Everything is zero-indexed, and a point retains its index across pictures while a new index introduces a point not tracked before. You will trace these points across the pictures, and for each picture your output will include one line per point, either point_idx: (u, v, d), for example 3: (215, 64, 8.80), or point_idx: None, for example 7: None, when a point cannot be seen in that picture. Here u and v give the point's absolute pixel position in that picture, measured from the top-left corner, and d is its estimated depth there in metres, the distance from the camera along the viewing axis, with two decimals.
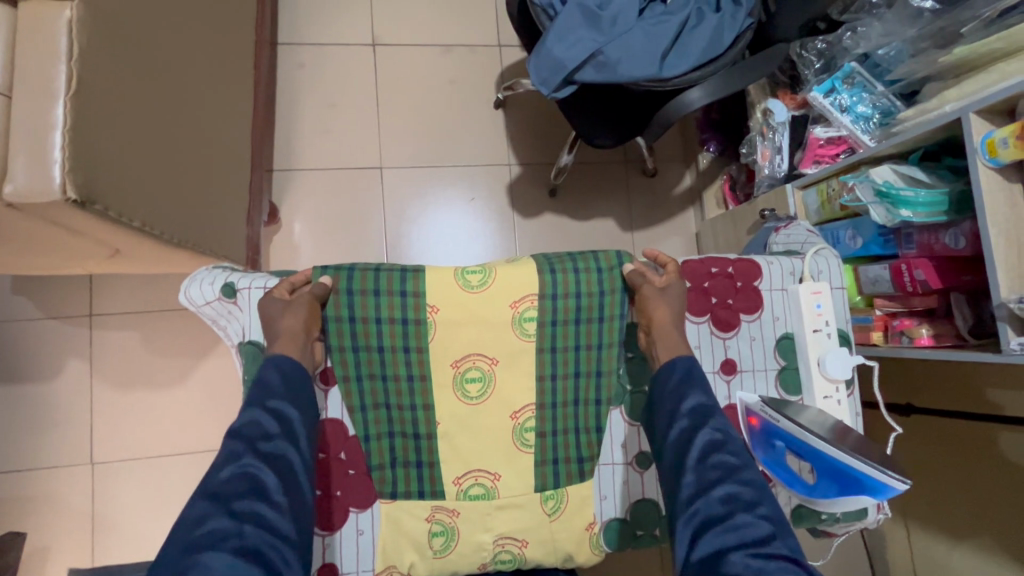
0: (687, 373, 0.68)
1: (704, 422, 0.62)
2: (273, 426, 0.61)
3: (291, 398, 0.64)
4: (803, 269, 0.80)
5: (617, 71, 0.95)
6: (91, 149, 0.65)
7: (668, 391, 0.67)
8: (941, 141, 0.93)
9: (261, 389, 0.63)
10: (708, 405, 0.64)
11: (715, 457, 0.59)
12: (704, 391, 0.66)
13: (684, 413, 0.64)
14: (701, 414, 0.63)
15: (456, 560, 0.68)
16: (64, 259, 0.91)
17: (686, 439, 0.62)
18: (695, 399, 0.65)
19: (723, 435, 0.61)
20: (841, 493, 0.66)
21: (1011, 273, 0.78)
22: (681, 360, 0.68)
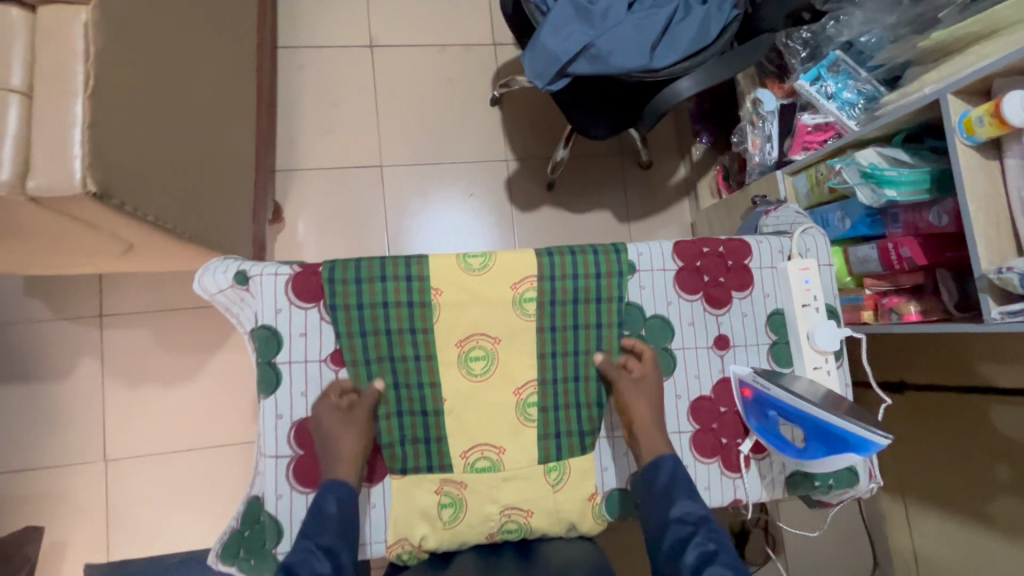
0: (674, 475, 0.69)
1: (694, 530, 0.63)
2: (323, 566, 0.59)
3: (339, 536, 0.63)
4: (791, 247, 0.83)
5: (609, 62, 0.98)
6: (108, 145, 0.69)
7: (656, 496, 0.68)
8: (921, 123, 0.97)
9: (309, 527, 0.62)
10: (697, 513, 0.65)
11: (712, 566, 0.58)
12: (690, 496, 0.67)
13: (673, 524, 0.64)
14: (691, 523, 0.64)
15: (464, 531, 0.71)
16: (79, 256, 0.95)
17: (681, 551, 0.62)
18: (682, 507, 0.66)
19: (715, 544, 0.61)
20: (827, 453, 0.68)
21: (991, 245, 0.80)
22: (665, 459, 0.70)
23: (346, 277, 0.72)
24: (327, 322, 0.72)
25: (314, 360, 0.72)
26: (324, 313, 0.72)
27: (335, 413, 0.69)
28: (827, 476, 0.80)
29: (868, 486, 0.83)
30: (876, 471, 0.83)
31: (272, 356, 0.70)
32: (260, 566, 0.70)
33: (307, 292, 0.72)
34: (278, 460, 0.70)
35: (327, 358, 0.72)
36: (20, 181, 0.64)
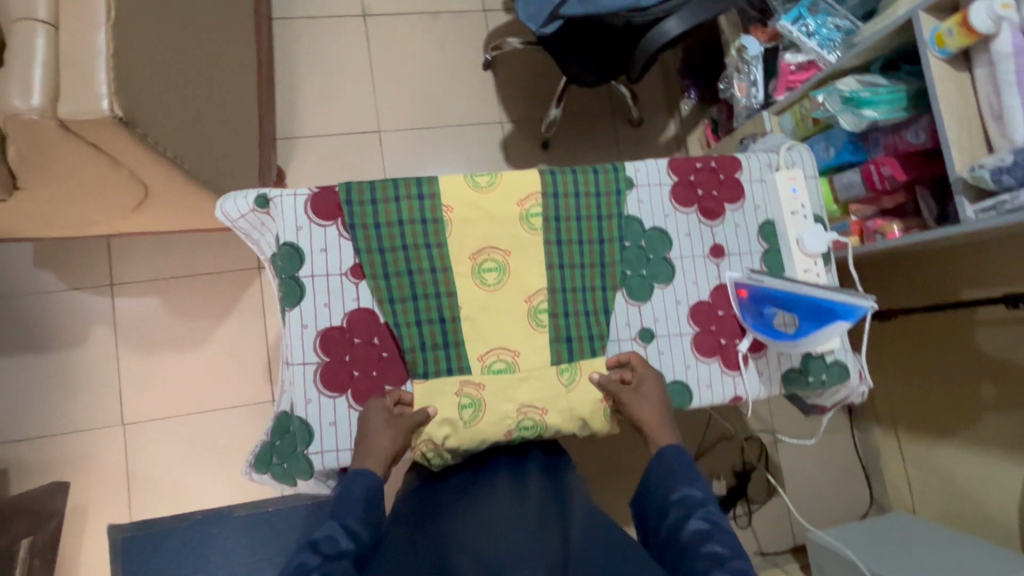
0: (677, 463, 0.69)
1: (692, 513, 0.62)
2: (347, 543, 0.58)
3: (364, 519, 0.61)
4: (778, 160, 0.88)
5: (599, 3, 1.03)
6: (130, 74, 0.72)
7: (658, 483, 0.68)
8: (897, 48, 1.02)
9: (338, 506, 0.62)
10: (696, 497, 0.64)
11: (704, 545, 0.58)
12: (693, 483, 0.66)
13: (673, 506, 0.64)
14: (691, 505, 0.64)
15: (484, 428, 0.73)
16: (97, 205, 0.98)
17: (678, 532, 0.62)
18: (682, 491, 0.65)
19: (709, 525, 0.60)
20: (817, 327, 0.74)
21: (963, 150, 0.86)
22: (670, 448, 0.71)
23: (362, 198, 0.76)
24: (346, 240, 0.76)
25: (335, 274, 0.75)
26: (343, 231, 0.76)
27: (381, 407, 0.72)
28: (820, 370, 0.85)
29: (858, 385, 0.88)
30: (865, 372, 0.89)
31: (295, 271, 0.75)
32: (293, 470, 0.74)
33: (326, 210, 0.76)
34: (305, 367, 0.74)
35: (349, 272, 0.76)
36: (52, 107, 0.67)
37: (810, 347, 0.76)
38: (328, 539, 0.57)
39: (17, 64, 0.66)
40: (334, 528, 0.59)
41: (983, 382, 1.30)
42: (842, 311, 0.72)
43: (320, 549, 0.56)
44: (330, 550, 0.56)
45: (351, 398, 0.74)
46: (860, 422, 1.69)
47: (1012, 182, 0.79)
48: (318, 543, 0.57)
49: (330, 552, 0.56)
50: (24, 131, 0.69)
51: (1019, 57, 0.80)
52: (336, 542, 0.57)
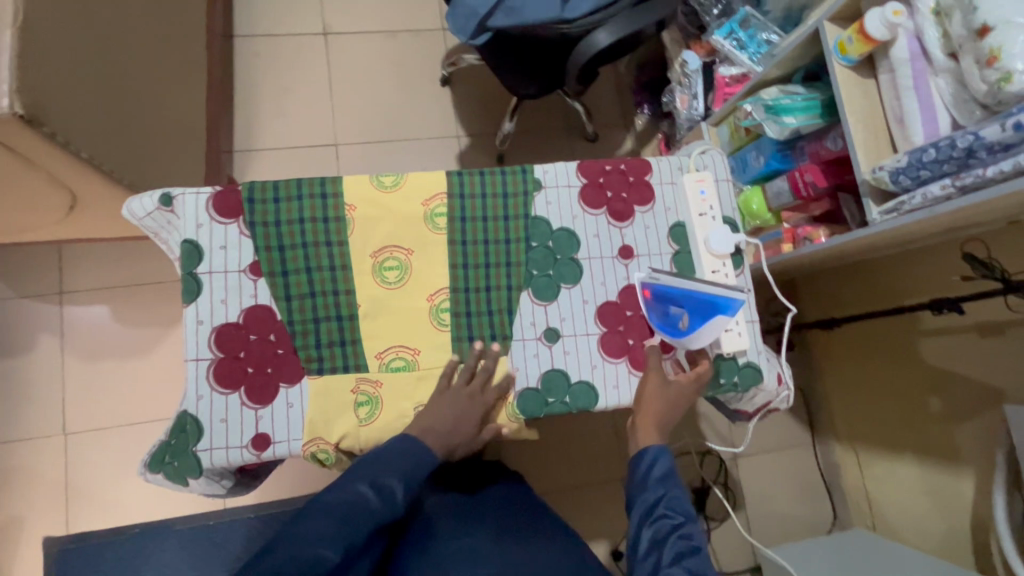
0: (665, 470, 0.74)
1: (678, 526, 0.69)
2: (377, 501, 0.67)
3: (403, 478, 0.69)
4: (688, 164, 0.89)
5: (523, 14, 1.05)
6: (37, 75, 0.74)
7: (649, 482, 0.73)
8: (817, 60, 1.04)
9: (401, 458, 0.70)
10: (683, 508, 0.71)
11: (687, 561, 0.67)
12: (682, 491, 0.73)
13: (663, 515, 0.70)
14: (675, 520, 0.70)
15: (381, 427, 0.75)
16: (26, 208, 0.99)
17: (662, 538, 0.69)
18: (672, 501, 0.71)
19: (693, 542, 0.69)
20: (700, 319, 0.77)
21: (866, 155, 0.87)
22: (661, 452, 0.75)
23: (264, 196, 0.77)
24: (246, 237, 0.76)
25: (234, 270, 0.76)
26: (244, 228, 0.76)
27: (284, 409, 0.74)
28: (731, 372, 0.85)
29: (777, 389, 0.88)
30: (784, 375, 0.88)
31: (193, 267, 0.75)
32: (183, 469, 0.72)
33: (227, 208, 0.77)
34: (198, 363, 0.73)
35: (247, 269, 0.76)
36: None
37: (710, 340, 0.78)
38: (388, 489, 0.68)
39: None
40: (397, 481, 0.69)
41: (930, 397, 1.28)
42: (710, 303, 0.76)
43: (380, 493, 0.68)
44: (386, 499, 0.68)
45: (244, 395, 0.74)
46: (821, 436, 1.65)
47: (908, 182, 0.79)
48: (380, 487, 0.68)
49: (386, 500, 0.68)
50: None
51: (914, 61, 0.82)
52: (392, 495, 0.68)
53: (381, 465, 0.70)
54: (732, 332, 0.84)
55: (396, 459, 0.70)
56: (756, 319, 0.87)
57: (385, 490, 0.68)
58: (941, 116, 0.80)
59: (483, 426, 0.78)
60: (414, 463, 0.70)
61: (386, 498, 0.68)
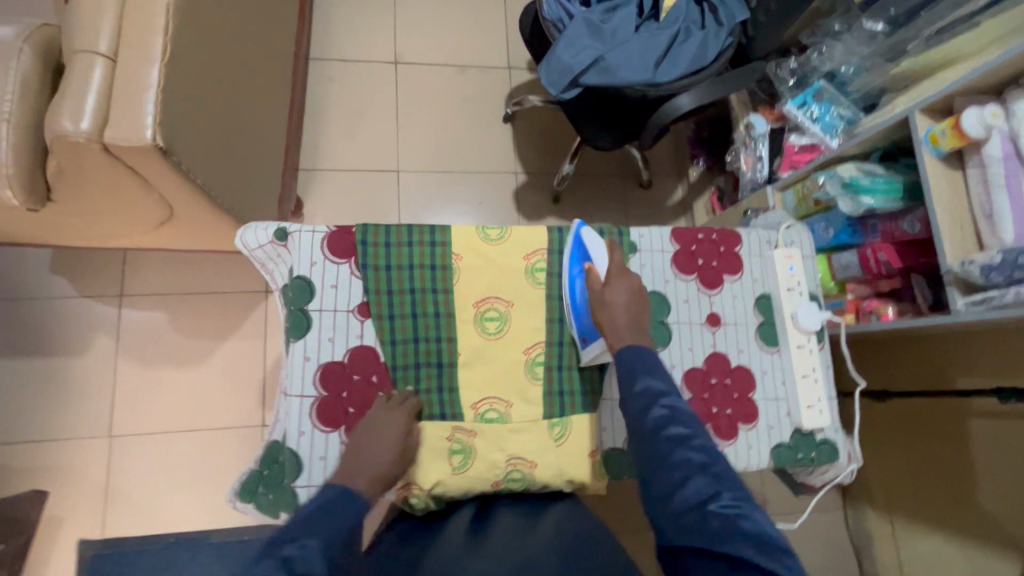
0: (634, 358, 0.68)
1: (656, 401, 0.62)
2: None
3: (316, 536, 0.54)
4: (777, 239, 0.92)
5: (616, 75, 1.09)
6: (176, 107, 0.77)
7: (620, 373, 0.67)
8: (896, 142, 1.08)
9: (314, 519, 0.57)
10: (656, 385, 0.64)
11: (669, 430, 0.60)
12: (652, 370, 0.66)
13: (637, 396, 0.64)
14: (652, 393, 0.63)
15: (472, 477, 0.76)
16: (122, 220, 1.02)
17: (641, 416, 0.62)
18: (644, 381, 0.64)
19: (674, 410, 0.61)
20: (586, 262, 0.81)
21: (954, 243, 0.90)
22: (626, 348, 0.69)
23: (377, 239, 0.79)
24: (357, 277, 0.78)
25: (343, 310, 0.77)
26: (355, 270, 0.79)
27: None
28: (809, 448, 0.86)
29: (847, 466, 0.89)
30: (855, 451, 0.89)
31: (304, 303, 0.77)
32: (277, 501, 0.74)
33: (341, 248, 0.79)
34: (303, 399, 0.75)
35: (356, 309, 0.78)
36: (100, 131, 0.73)
37: (607, 257, 0.81)
38: (299, 557, 0.51)
39: (75, 91, 0.72)
40: (311, 543, 0.53)
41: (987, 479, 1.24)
42: (577, 255, 0.82)
43: (292, 568, 0.50)
44: (302, 570, 0.50)
45: (343, 434, 0.75)
46: (854, 501, 1.64)
47: (1000, 279, 0.83)
48: (290, 558, 0.51)
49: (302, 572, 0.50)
50: (69, 149, 0.74)
51: (1007, 161, 0.85)
52: (308, 564, 0.51)
53: (283, 538, 0.54)
54: (815, 409, 0.86)
55: (312, 525, 0.56)
56: (835, 397, 0.88)
57: (297, 562, 0.51)
58: None
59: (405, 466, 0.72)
60: (329, 519, 0.57)
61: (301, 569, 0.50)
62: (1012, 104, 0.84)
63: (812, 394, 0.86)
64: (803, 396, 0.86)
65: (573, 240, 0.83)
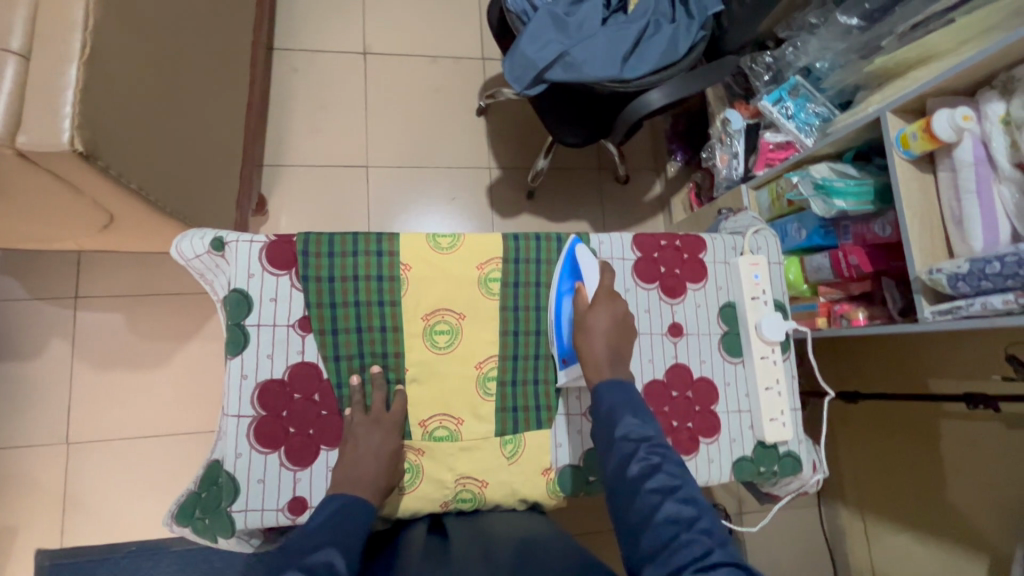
0: (616, 399, 0.66)
1: (637, 449, 0.61)
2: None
3: (336, 542, 0.57)
4: (743, 244, 0.89)
5: (582, 71, 1.04)
6: (99, 110, 0.72)
7: (601, 416, 0.66)
8: (869, 142, 1.05)
9: (327, 528, 0.59)
10: (639, 431, 0.63)
11: (652, 479, 0.57)
12: (635, 416, 0.64)
13: (618, 443, 0.62)
14: (634, 441, 0.61)
15: (419, 497, 0.74)
16: (59, 224, 0.96)
17: (623, 468, 0.60)
18: (625, 425, 0.63)
19: (658, 457, 0.59)
20: (579, 282, 0.78)
21: (923, 249, 0.87)
22: (606, 384, 0.68)
23: (319, 250, 0.75)
24: (298, 290, 0.74)
25: (282, 324, 0.74)
26: (296, 281, 0.75)
27: (324, 471, 0.73)
28: (771, 461, 0.84)
29: (812, 476, 0.86)
30: (819, 462, 0.87)
31: (242, 318, 0.73)
32: (215, 526, 0.71)
33: (280, 259, 0.74)
34: (240, 419, 0.71)
35: (296, 323, 0.74)
36: (10, 136, 0.67)
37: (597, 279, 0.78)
38: (322, 565, 0.53)
39: None
40: (332, 550, 0.55)
41: (963, 479, 1.20)
42: (569, 273, 0.79)
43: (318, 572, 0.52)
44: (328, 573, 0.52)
45: (284, 455, 0.72)
46: (827, 498, 1.62)
47: (967, 289, 0.80)
48: (313, 563, 0.53)
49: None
50: None
51: (978, 166, 0.82)
52: (334, 568, 0.53)
53: (305, 541, 0.57)
54: (777, 422, 0.83)
55: (328, 532, 0.58)
56: (799, 408, 0.86)
57: (321, 567, 0.52)
58: (1003, 224, 0.81)
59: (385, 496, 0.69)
60: (346, 527, 0.60)
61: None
62: (985, 106, 0.81)
63: (776, 407, 0.84)
64: (766, 409, 0.83)
65: (568, 258, 0.80)
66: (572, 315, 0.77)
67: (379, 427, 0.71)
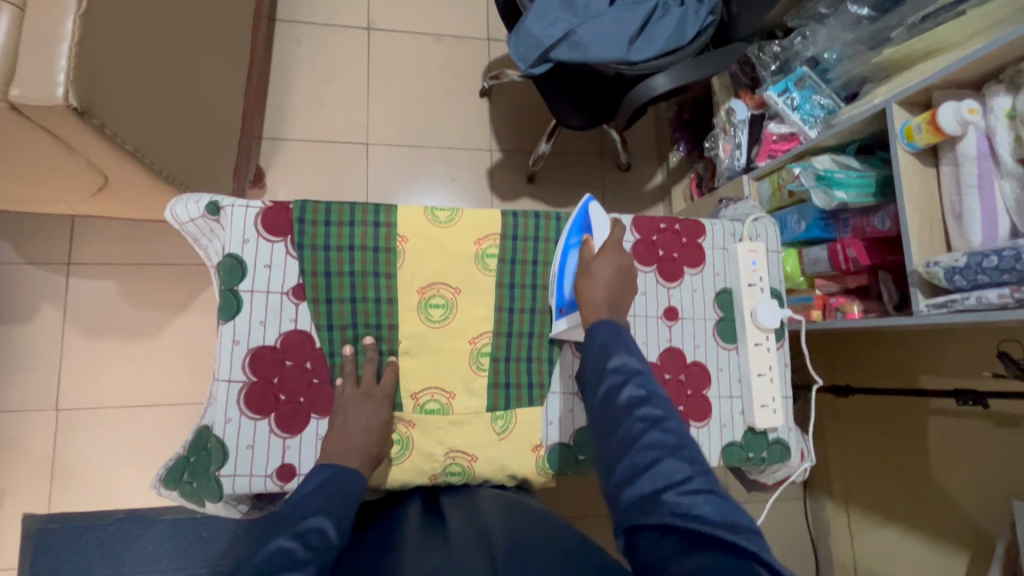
0: (608, 335, 0.67)
1: (626, 381, 0.62)
2: (304, 551, 0.53)
3: (328, 511, 0.59)
4: (742, 231, 0.89)
5: (589, 50, 1.03)
6: (94, 66, 0.70)
7: (593, 350, 0.66)
8: (874, 135, 1.04)
9: (320, 498, 0.60)
10: (632, 364, 0.64)
11: (640, 409, 0.59)
12: (628, 350, 0.65)
13: (609, 373, 0.63)
14: (625, 372, 0.63)
15: (409, 469, 0.74)
16: (54, 185, 0.95)
17: (612, 396, 0.62)
18: (618, 359, 0.64)
19: (646, 391, 0.61)
20: (586, 235, 0.78)
21: (922, 243, 0.88)
22: (602, 323, 0.68)
23: (315, 218, 0.74)
24: (293, 258, 0.74)
25: (276, 291, 0.73)
26: (291, 249, 0.74)
27: (313, 439, 0.73)
28: (760, 448, 0.85)
29: (800, 465, 0.87)
30: (807, 450, 0.87)
31: (235, 284, 0.72)
32: (202, 490, 0.70)
33: (275, 226, 0.74)
34: (230, 385, 0.71)
35: (290, 291, 0.73)
36: (4, 88, 0.66)
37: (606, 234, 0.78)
38: (315, 532, 0.55)
39: None
40: (323, 519, 0.57)
41: (948, 476, 1.21)
42: (578, 226, 0.79)
43: (309, 542, 0.54)
44: (318, 543, 0.54)
45: (273, 422, 0.72)
46: (813, 492, 1.63)
47: (963, 283, 0.81)
48: (305, 533, 0.55)
49: (318, 546, 0.54)
50: None
51: (981, 161, 0.82)
52: (324, 536, 0.55)
53: (298, 511, 0.58)
54: (768, 409, 0.84)
55: (318, 500, 0.60)
56: (790, 396, 0.87)
57: (312, 537, 0.55)
58: (1002, 221, 0.81)
59: (377, 466, 0.69)
60: (338, 496, 0.61)
61: (319, 543, 0.54)
62: (990, 100, 0.80)
63: (767, 393, 0.84)
64: (757, 395, 0.84)
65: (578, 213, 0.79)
66: (575, 270, 0.77)
67: (370, 399, 0.71)
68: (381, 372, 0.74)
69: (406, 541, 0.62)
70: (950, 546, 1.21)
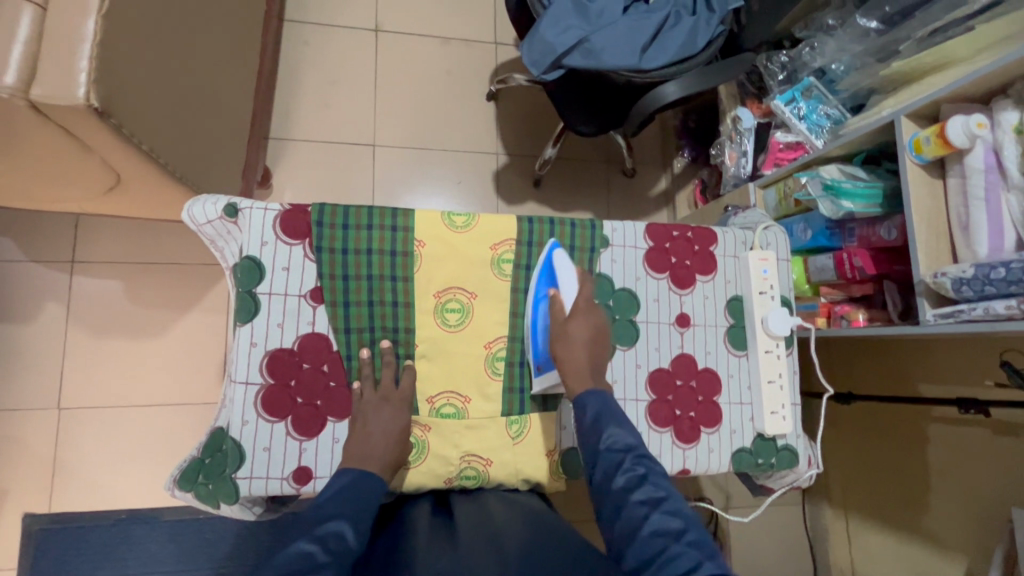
0: (600, 411, 0.67)
1: (623, 460, 0.62)
2: (324, 555, 0.53)
3: (346, 515, 0.59)
4: (753, 239, 0.90)
5: (602, 58, 1.04)
6: (114, 67, 0.70)
7: (586, 429, 0.66)
8: (881, 146, 1.06)
9: (338, 501, 0.60)
10: (625, 442, 0.64)
11: (637, 492, 0.59)
12: (621, 426, 0.66)
13: (604, 455, 0.63)
14: (620, 453, 0.63)
15: (424, 473, 0.74)
16: (65, 183, 0.94)
17: (608, 479, 0.62)
18: (611, 437, 0.64)
19: (643, 471, 0.61)
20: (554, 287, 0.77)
21: (929, 254, 0.89)
22: (590, 394, 0.69)
23: (334, 221, 0.74)
24: (310, 261, 0.74)
25: (294, 294, 0.73)
26: (309, 252, 0.74)
27: (329, 441, 0.73)
28: (770, 453, 0.86)
29: (807, 471, 0.88)
30: (815, 456, 0.88)
31: (253, 286, 0.72)
32: (218, 492, 0.70)
33: (294, 229, 0.74)
34: (248, 387, 0.71)
35: (308, 294, 0.74)
36: (25, 87, 0.66)
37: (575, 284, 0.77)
38: (334, 536, 0.56)
39: None
40: (342, 523, 0.57)
41: (949, 483, 1.22)
42: (546, 279, 0.79)
43: (328, 545, 0.54)
44: (337, 547, 0.54)
45: (290, 425, 0.72)
46: (813, 497, 1.65)
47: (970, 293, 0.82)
48: (325, 536, 0.55)
49: (337, 550, 0.54)
50: None
51: (988, 174, 0.84)
52: (343, 540, 0.55)
53: (317, 514, 0.58)
54: (777, 415, 0.85)
55: (337, 505, 0.60)
56: (799, 404, 0.88)
57: (332, 541, 0.55)
58: (1008, 232, 0.82)
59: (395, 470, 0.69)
60: (356, 500, 0.61)
61: (338, 547, 0.55)
62: (998, 115, 0.82)
63: (777, 400, 0.85)
64: (767, 401, 0.85)
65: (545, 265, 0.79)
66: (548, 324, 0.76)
67: (387, 403, 0.71)
68: (397, 376, 0.74)
69: (423, 545, 0.62)
70: (952, 554, 1.22)
